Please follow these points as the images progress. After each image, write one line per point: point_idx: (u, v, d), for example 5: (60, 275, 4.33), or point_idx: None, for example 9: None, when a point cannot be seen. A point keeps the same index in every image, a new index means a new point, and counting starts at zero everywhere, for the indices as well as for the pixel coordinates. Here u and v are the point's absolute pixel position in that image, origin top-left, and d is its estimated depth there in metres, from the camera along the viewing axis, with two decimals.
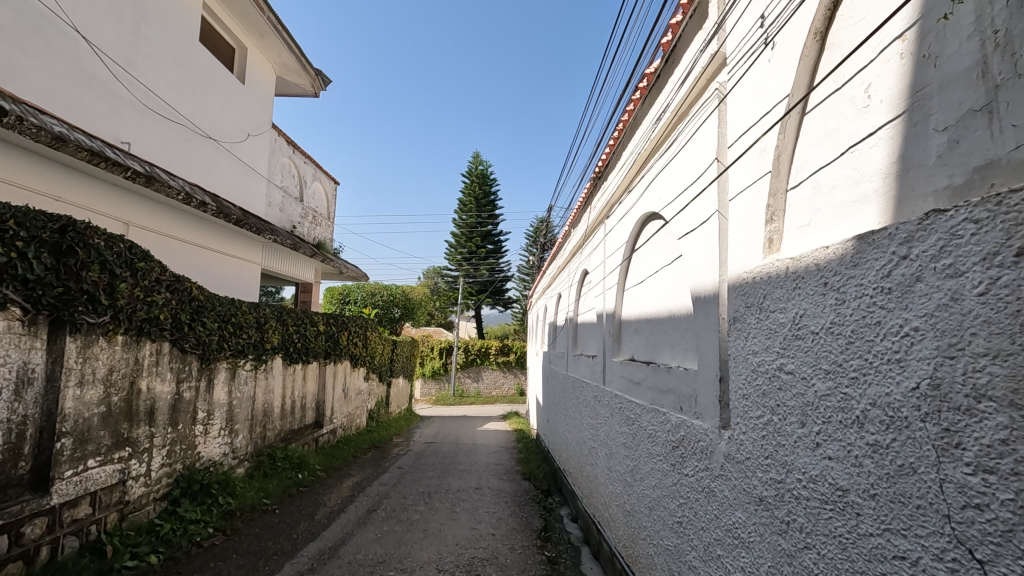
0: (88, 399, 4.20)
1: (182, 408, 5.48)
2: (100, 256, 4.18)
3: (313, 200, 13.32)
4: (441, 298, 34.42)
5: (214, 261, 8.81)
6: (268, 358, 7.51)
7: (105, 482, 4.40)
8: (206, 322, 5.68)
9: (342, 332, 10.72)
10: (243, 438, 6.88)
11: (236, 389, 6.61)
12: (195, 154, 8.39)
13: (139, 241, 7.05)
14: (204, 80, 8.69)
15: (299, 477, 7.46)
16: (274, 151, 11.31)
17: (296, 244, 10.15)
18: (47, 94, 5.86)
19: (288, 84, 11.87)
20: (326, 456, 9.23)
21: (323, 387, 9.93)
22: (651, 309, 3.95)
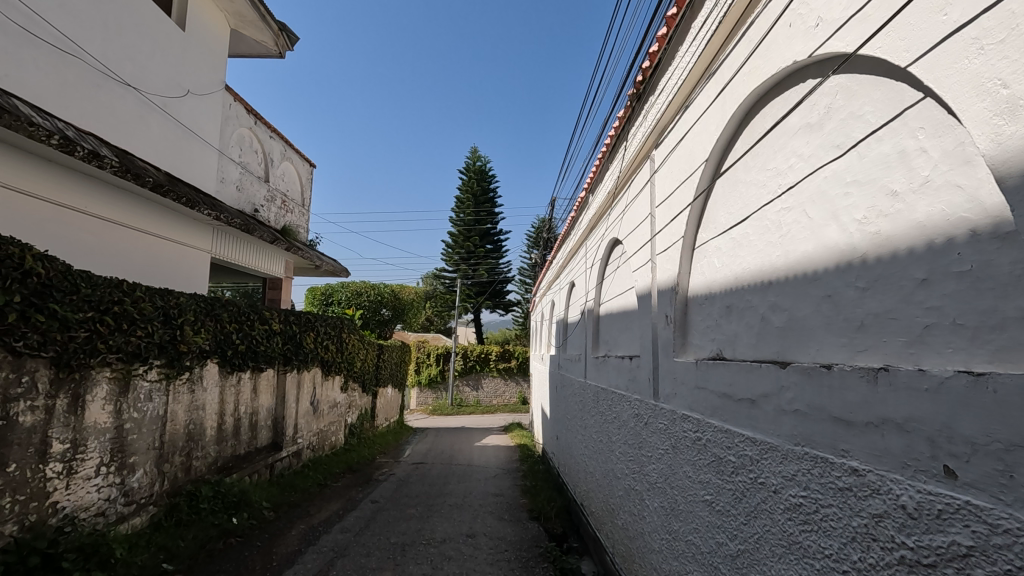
0: None
1: (15, 438, 3.61)
2: None
3: (283, 181, 11.29)
4: (438, 301, 32.45)
5: (142, 244, 6.85)
6: (191, 365, 5.62)
7: None
8: (58, 311, 3.82)
9: (306, 333, 8.69)
10: (145, 475, 4.97)
11: (130, 409, 4.73)
12: (108, 104, 6.51)
13: (4, 231, 5.04)
14: (125, 14, 6.78)
15: (231, 524, 5.54)
16: (230, 118, 9.43)
17: (249, 225, 8.25)
18: None
19: (248, 43, 10.05)
20: (281, 488, 7.29)
21: (282, 401, 7.99)
22: (785, 262, 2.06)
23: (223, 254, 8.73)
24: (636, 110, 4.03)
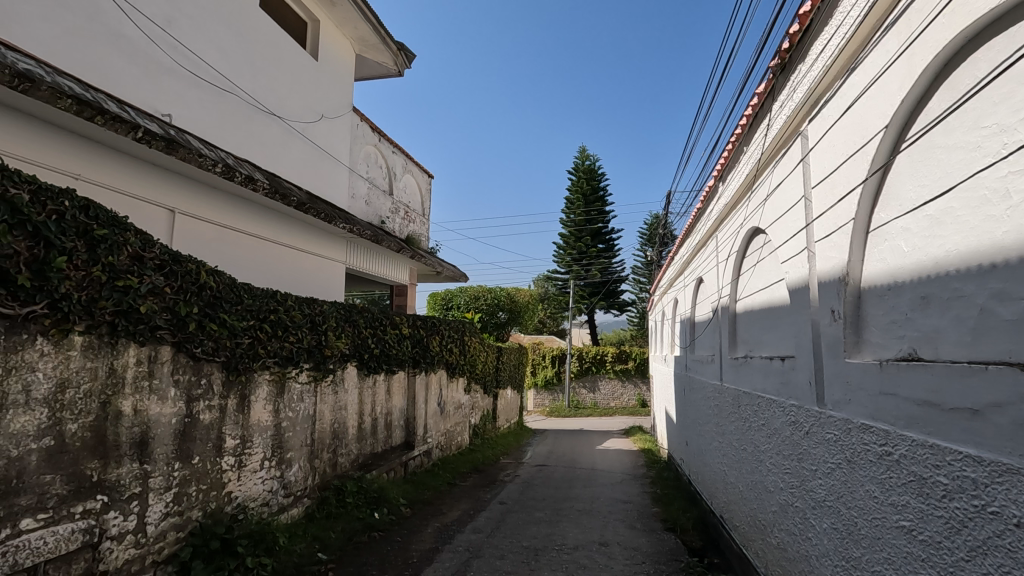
0: (17, 429, 2.88)
1: (197, 434, 4.07)
2: (16, 215, 2.82)
3: (405, 193, 11.88)
4: (551, 303, 32.50)
5: (289, 257, 7.51)
6: (334, 367, 6.02)
7: (57, 551, 3.05)
8: (227, 321, 4.27)
9: (432, 337, 9.03)
10: (300, 469, 5.40)
11: (286, 408, 5.16)
12: (257, 134, 7.24)
13: (184, 249, 5.80)
14: (268, 51, 7.50)
15: (373, 519, 5.86)
16: (358, 137, 10.11)
17: (378, 236, 8.78)
18: (58, 51, 4.75)
19: (371, 65, 10.72)
20: (415, 486, 7.61)
21: (413, 401, 8.35)
22: (1017, 238, 1.66)
23: (355, 265, 9.37)
24: (780, 82, 3.62)
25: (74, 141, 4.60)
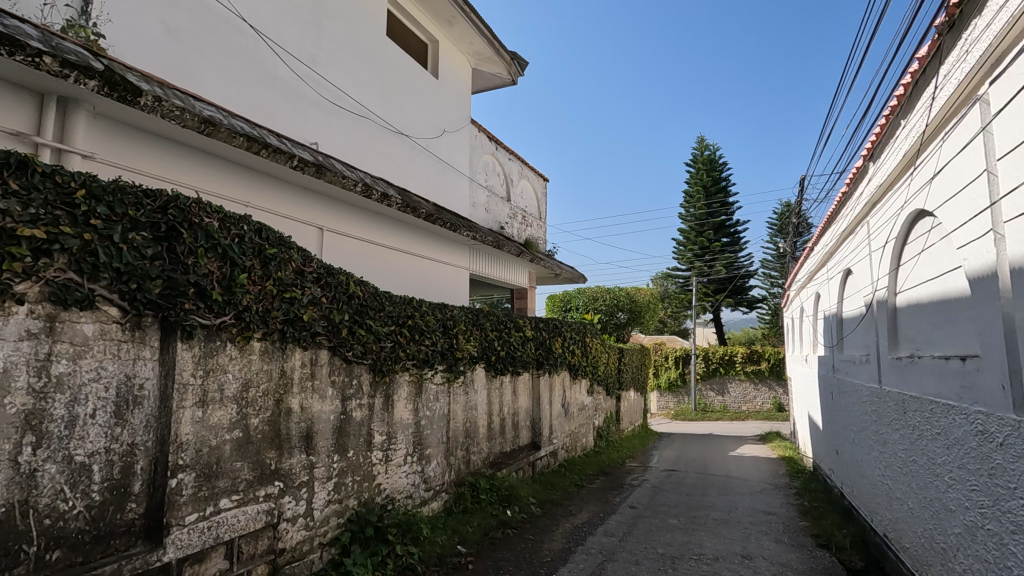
0: (215, 421, 3.38)
1: (351, 430, 4.49)
2: (210, 239, 3.32)
3: (522, 199, 12.13)
4: (672, 302, 31.23)
5: (420, 266, 8.01)
6: (464, 369, 6.30)
7: (247, 528, 3.53)
8: (372, 326, 4.67)
9: (554, 338, 9.12)
10: (438, 465, 5.73)
11: (424, 407, 5.49)
12: (389, 153, 7.82)
13: (333, 262, 6.43)
14: (395, 76, 8.07)
15: (506, 516, 6.05)
16: (476, 148, 10.51)
17: (499, 242, 9.08)
18: (230, 96, 5.51)
19: (486, 77, 11.08)
20: (543, 486, 7.72)
21: (539, 402, 8.49)
22: None
23: (479, 270, 9.76)
24: (948, 42, 3.17)
25: (244, 173, 5.29)
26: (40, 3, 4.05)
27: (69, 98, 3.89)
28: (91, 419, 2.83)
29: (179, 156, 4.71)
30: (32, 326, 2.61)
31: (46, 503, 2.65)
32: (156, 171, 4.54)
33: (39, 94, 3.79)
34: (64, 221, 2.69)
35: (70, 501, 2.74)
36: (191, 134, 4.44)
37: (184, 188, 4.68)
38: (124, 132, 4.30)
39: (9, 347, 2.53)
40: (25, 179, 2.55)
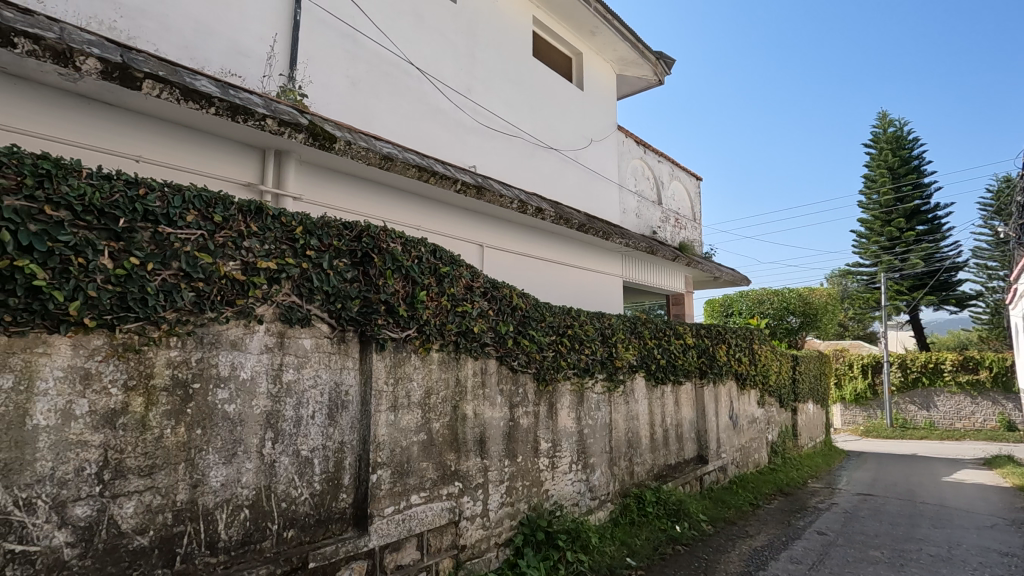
0: (405, 424, 3.78)
1: (519, 436, 4.68)
2: (395, 262, 3.74)
3: (674, 201, 11.68)
4: (855, 302, 27.47)
5: (574, 275, 8.10)
6: (624, 378, 6.22)
7: (434, 523, 3.86)
8: (534, 336, 4.84)
9: (718, 346, 8.59)
10: (603, 475, 5.71)
11: (586, 416, 5.53)
12: (539, 168, 8.08)
13: (495, 276, 6.77)
14: (542, 93, 8.34)
15: (675, 532, 5.81)
16: (624, 153, 10.39)
17: (652, 247, 8.85)
18: (401, 132, 6.15)
19: (631, 81, 10.93)
20: (714, 504, 7.27)
21: (705, 414, 8.03)
22: None
23: (633, 277, 9.57)
24: None
25: (416, 200, 5.84)
26: (259, 75, 4.94)
27: (282, 150, 4.65)
28: (311, 419, 3.34)
29: (364, 190, 5.36)
30: (268, 341, 3.17)
31: (282, 489, 3.18)
32: (347, 205, 5.22)
33: (261, 150, 4.61)
34: (287, 253, 3.23)
35: (299, 488, 3.25)
36: (373, 171, 5.03)
37: (369, 218, 5.32)
38: (322, 174, 5.02)
39: (254, 359, 3.10)
40: (260, 221, 3.11)
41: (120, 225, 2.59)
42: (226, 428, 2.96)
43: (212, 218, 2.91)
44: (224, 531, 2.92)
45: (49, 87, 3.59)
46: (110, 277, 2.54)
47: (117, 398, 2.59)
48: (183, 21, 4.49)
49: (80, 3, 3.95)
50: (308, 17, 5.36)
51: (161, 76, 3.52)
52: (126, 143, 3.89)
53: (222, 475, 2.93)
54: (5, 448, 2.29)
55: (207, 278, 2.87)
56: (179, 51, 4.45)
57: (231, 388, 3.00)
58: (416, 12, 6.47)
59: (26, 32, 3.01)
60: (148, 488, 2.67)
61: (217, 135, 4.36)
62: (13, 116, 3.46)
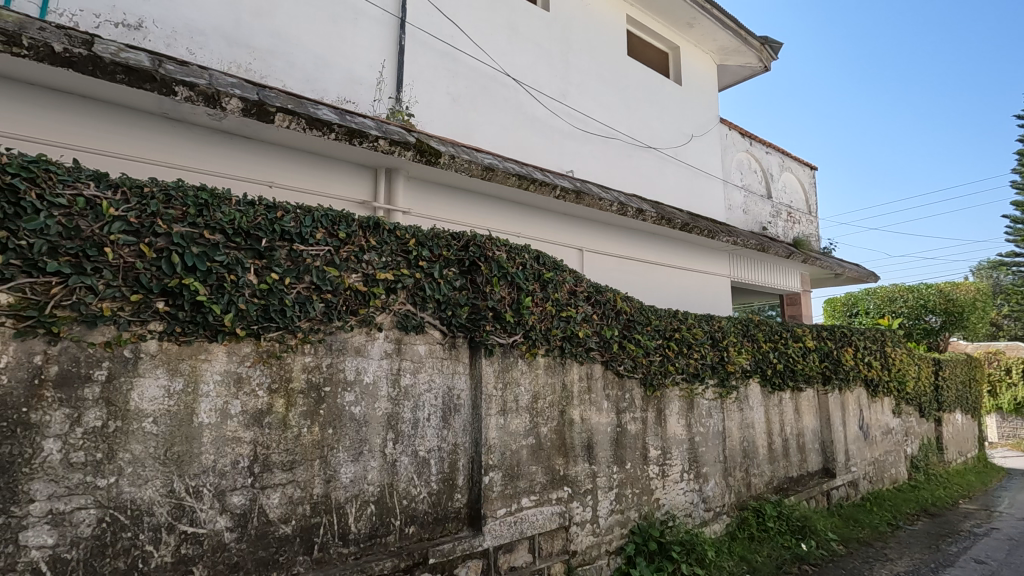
0: (514, 428, 3.85)
1: (628, 443, 4.59)
2: (501, 269, 3.84)
3: (786, 193, 10.90)
4: (1011, 297, 23.88)
5: (679, 277, 7.81)
6: (737, 383, 5.89)
7: (545, 527, 3.89)
8: (640, 340, 4.74)
9: (844, 348, 7.86)
10: (718, 485, 5.44)
11: (697, 423, 5.30)
12: (638, 168, 7.91)
13: (596, 279, 6.70)
14: (639, 91, 8.17)
15: (801, 551, 5.39)
16: (728, 146, 9.87)
17: (763, 244, 8.34)
18: (500, 142, 6.30)
19: (734, 70, 10.36)
20: (845, 522, 6.64)
21: (831, 423, 7.38)
22: None
23: (742, 277, 9.05)
24: None
25: (516, 207, 5.94)
26: (370, 99, 5.31)
27: (392, 168, 4.96)
28: (427, 421, 3.52)
29: (467, 201, 5.56)
30: (387, 347, 3.38)
31: (403, 487, 3.37)
32: (452, 216, 5.44)
33: (373, 169, 4.95)
34: (402, 264, 3.44)
35: (418, 487, 3.43)
36: (476, 182, 5.21)
37: (472, 227, 5.50)
38: (428, 188, 5.29)
39: (375, 364, 3.32)
40: (378, 236, 3.35)
41: (262, 244, 2.90)
42: (353, 428, 3.20)
43: (337, 235, 3.17)
44: (354, 524, 3.15)
45: (200, 126, 4.11)
46: (256, 291, 2.85)
47: (263, 400, 2.89)
48: (305, 57, 4.94)
49: (223, 50, 4.49)
50: (412, 41, 5.68)
51: (290, 109, 3.90)
52: (261, 171, 4.35)
53: (351, 472, 3.16)
54: (178, 442, 2.64)
55: (334, 289, 3.13)
56: (302, 84, 4.90)
57: (357, 391, 3.23)
58: (511, 25, 6.62)
59: (183, 81, 3.47)
60: (289, 481, 2.94)
61: (336, 158, 4.75)
62: (173, 154, 3.99)
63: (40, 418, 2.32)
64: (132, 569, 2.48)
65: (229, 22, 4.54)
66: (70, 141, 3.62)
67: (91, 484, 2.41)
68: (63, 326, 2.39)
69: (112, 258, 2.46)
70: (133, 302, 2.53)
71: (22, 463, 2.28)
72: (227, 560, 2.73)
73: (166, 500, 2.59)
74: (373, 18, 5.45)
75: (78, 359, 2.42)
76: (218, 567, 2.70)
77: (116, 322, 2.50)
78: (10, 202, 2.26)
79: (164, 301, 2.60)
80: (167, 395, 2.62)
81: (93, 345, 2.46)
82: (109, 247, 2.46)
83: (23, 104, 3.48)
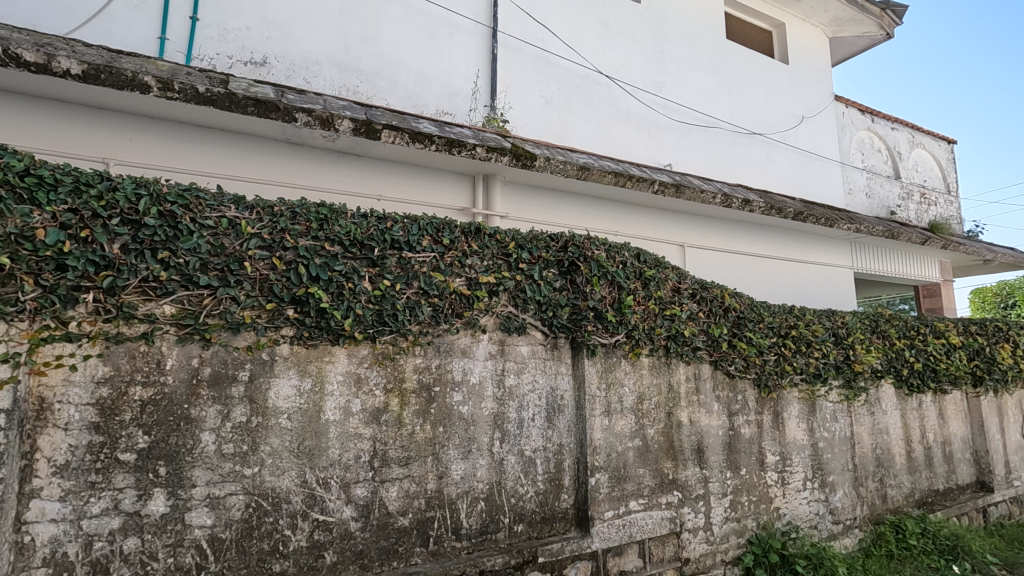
0: (619, 429, 3.79)
1: (742, 447, 4.34)
2: (601, 268, 3.79)
3: (917, 172, 9.74)
4: None
5: (792, 270, 7.25)
6: (866, 385, 5.35)
7: (655, 532, 3.79)
8: (752, 339, 4.47)
9: (1001, 344, 6.85)
10: (847, 496, 4.98)
11: (821, 428, 4.88)
12: (742, 157, 7.47)
13: (699, 276, 6.40)
14: (741, 75, 7.72)
15: (953, 574, 4.77)
16: (846, 125, 9.02)
17: (892, 229, 7.52)
18: (595, 141, 6.24)
19: (849, 41, 9.44)
20: (1008, 544, 5.79)
21: (986, 430, 6.47)
22: None
23: (868, 268, 8.21)
24: None
25: (612, 206, 5.85)
26: (466, 109, 5.50)
27: (489, 175, 5.09)
28: (532, 421, 3.56)
29: (563, 202, 5.56)
30: (491, 348, 3.47)
31: (511, 485, 3.44)
32: (549, 218, 5.47)
33: (471, 177, 5.11)
34: (503, 267, 3.52)
35: (525, 486, 3.48)
36: (572, 182, 5.20)
37: (569, 228, 5.49)
38: (524, 191, 5.36)
39: (481, 365, 3.42)
40: (480, 240, 3.45)
41: (375, 253, 3.10)
42: (462, 427, 3.32)
43: (442, 241, 3.31)
44: (466, 520, 3.26)
45: (318, 148, 4.48)
46: (371, 297, 3.05)
47: (380, 399, 3.09)
48: (407, 75, 5.22)
49: (334, 77, 4.87)
50: (505, 49, 5.80)
51: (395, 125, 4.14)
52: (370, 186, 4.66)
53: (460, 470, 3.28)
54: (309, 437, 2.89)
55: (440, 293, 3.27)
56: (405, 101, 5.19)
57: (464, 391, 3.35)
58: (602, 22, 6.54)
59: (303, 108, 3.81)
60: (405, 476, 3.11)
61: (437, 169, 4.96)
62: (295, 175, 4.39)
63: (198, 413, 2.65)
64: (274, 550, 2.76)
65: (339, 50, 4.92)
66: (212, 171, 4.10)
67: (239, 472, 2.71)
68: (213, 333, 2.71)
69: (250, 271, 2.76)
70: (268, 311, 2.81)
71: (186, 452, 2.61)
72: (354, 547, 2.94)
73: (301, 489, 2.84)
74: (468, 30, 5.63)
75: (226, 361, 2.74)
76: (346, 553, 2.92)
77: (255, 328, 2.80)
78: (170, 226, 2.60)
79: (294, 308, 2.87)
80: (299, 393, 2.89)
81: (238, 349, 2.77)
82: (248, 261, 2.76)
83: (176, 140, 4.01)
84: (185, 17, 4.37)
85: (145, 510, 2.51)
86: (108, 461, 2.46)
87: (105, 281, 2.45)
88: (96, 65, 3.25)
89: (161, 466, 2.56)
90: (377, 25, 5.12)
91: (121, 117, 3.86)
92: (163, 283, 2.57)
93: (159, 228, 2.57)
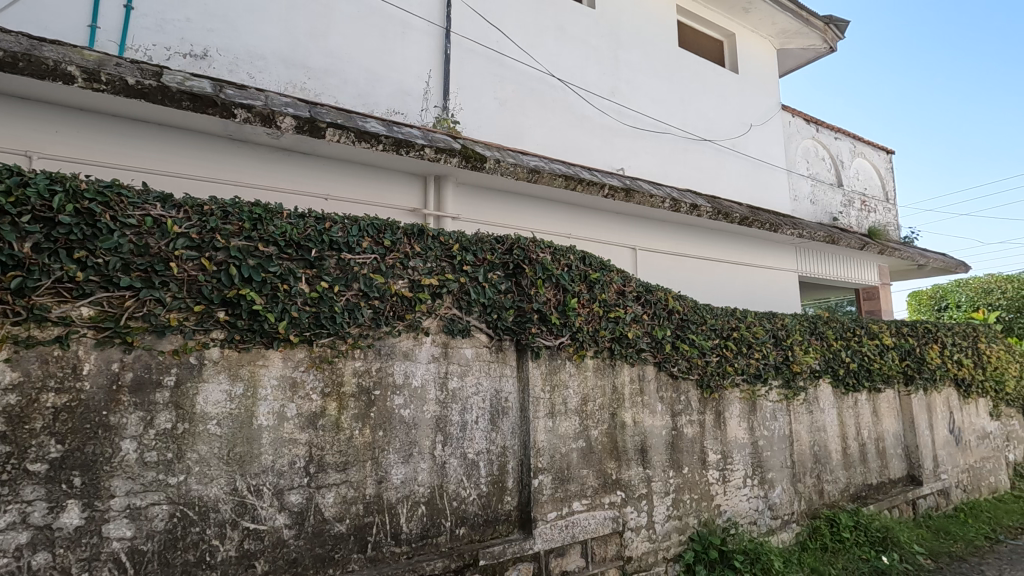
0: (563, 431, 3.82)
1: (684, 447, 4.44)
2: (546, 271, 3.82)
3: (858, 180, 10.19)
4: None
5: (740, 273, 7.48)
6: (804, 385, 5.56)
7: (598, 531, 3.84)
8: (695, 341, 4.58)
9: (929, 345, 7.24)
10: (786, 492, 5.16)
11: (761, 426, 5.04)
12: (693, 162, 7.66)
13: (650, 279, 6.53)
14: (692, 83, 7.91)
15: (881, 564, 5.01)
16: (792, 134, 9.37)
17: (833, 235, 7.85)
18: (548, 144, 6.28)
19: (796, 53, 9.80)
20: (934, 534, 6.11)
21: (916, 426, 6.82)
22: None
23: (811, 271, 8.55)
24: None
25: (564, 209, 5.90)
26: (418, 109, 5.45)
27: (440, 175, 5.06)
28: (475, 424, 3.55)
29: (515, 205, 5.58)
30: (435, 351, 3.45)
31: (453, 488, 3.42)
32: (501, 221, 5.48)
33: (422, 178, 5.07)
34: (447, 270, 3.50)
35: (468, 489, 3.47)
36: (524, 185, 5.22)
37: (521, 230, 5.52)
38: (476, 193, 5.35)
39: (423, 368, 3.40)
40: (423, 242, 3.43)
41: (313, 254, 3.03)
42: (403, 430, 3.28)
43: (383, 243, 3.27)
44: (406, 524, 3.23)
45: (261, 146, 4.36)
46: (307, 299, 2.99)
47: (317, 403, 3.02)
48: (356, 73, 5.14)
49: (280, 72, 4.75)
50: (458, 49, 5.78)
51: (340, 124, 4.07)
52: (317, 185, 4.56)
53: (401, 474, 3.24)
54: (240, 443, 2.80)
55: (381, 296, 3.23)
56: (354, 99, 5.10)
57: (406, 395, 3.32)
58: (557, 27, 6.60)
59: (242, 104, 3.70)
60: (342, 481, 3.05)
61: (388, 169, 4.90)
62: (237, 173, 4.26)
63: (118, 420, 2.54)
64: (201, 561, 2.66)
65: (286, 45, 4.80)
66: (147, 167, 3.94)
67: (163, 481, 2.61)
68: (136, 336, 2.60)
69: (176, 272, 2.65)
70: (196, 313, 2.71)
71: (104, 461, 2.50)
72: (286, 555, 2.87)
73: (230, 497, 2.76)
74: (420, 29, 5.59)
75: (150, 365, 2.63)
76: (279, 562, 2.85)
77: (182, 331, 2.70)
78: (88, 224, 2.48)
79: (224, 310, 2.78)
80: (230, 398, 2.80)
81: (163, 352, 2.66)
82: (174, 262, 2.65)
83: (107, 134, 3.83)
84: (118, 5, 4.18)
85: (56, 523, 2.38)
86: (15, 472, 2.33)
87: (13, 282, 2.32)
88: (12, 52, 3.06)
89: (76, 476, 2.44)
90: (326, 22, 5.02)
91: (46, 108, 3.66)
92: (79, 284, 2.45)
93: (75, 226, 2.45)
